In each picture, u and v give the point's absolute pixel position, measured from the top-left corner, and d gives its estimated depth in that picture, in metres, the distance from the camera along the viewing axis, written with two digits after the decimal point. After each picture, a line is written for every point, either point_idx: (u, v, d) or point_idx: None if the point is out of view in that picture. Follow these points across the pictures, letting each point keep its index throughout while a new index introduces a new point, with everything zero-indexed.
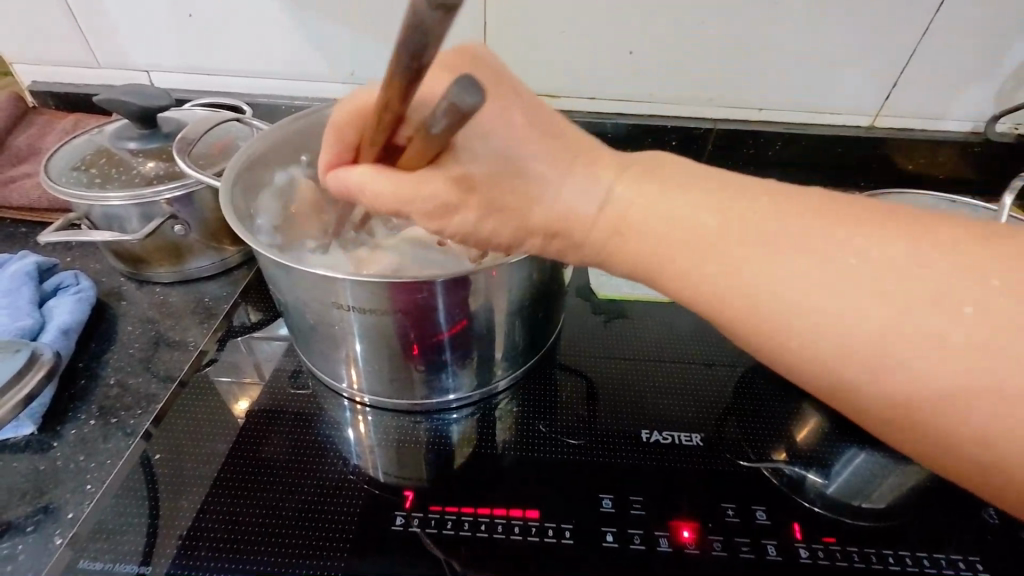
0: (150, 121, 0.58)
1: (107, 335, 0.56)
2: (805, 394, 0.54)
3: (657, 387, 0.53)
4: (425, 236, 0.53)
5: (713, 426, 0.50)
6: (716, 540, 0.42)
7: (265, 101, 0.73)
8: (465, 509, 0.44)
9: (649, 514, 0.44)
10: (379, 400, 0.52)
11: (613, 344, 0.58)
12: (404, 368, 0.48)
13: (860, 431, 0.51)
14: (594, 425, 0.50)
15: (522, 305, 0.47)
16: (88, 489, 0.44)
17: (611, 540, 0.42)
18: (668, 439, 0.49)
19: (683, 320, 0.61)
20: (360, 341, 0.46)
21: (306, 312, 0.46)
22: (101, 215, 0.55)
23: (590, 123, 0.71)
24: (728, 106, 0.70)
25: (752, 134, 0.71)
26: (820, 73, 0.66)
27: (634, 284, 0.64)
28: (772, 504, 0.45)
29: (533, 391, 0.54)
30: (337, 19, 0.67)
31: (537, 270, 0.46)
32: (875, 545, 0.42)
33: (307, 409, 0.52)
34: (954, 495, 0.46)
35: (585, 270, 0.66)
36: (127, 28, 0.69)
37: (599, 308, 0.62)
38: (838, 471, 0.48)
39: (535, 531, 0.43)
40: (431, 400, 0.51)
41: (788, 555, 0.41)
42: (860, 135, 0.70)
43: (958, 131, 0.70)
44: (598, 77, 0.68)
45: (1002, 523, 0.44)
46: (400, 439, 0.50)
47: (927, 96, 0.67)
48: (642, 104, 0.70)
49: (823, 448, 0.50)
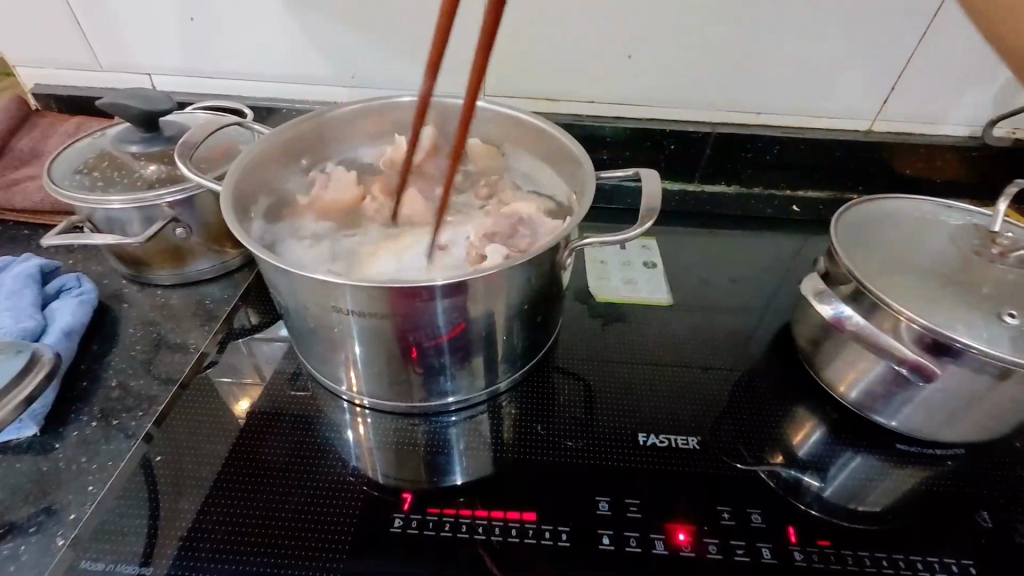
0: (152, 125, 0.58)
1: (109, 337, 0.56)
2: (801, 398, 0.54)
3: (655, 390, 0.54)
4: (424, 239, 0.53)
5: (710, 429, 0.51)
6: (712, 542, 0.42)
7: (266, 104, 0.73)
8: (462, 512, 0.44)
9: (645, 516, 0.44)
10: (378, 403, 0.52)
11: (610, 347, 0.58)
12: (402, 371, 0.49)
13: (856, 435, 0.51)
14: (591, 427, 0.51)
15: (520, 308, 0.48)
16: (90, 490, 0.45)
17: (607, 543, 0.42)
18: (666, 442, 0.49)
19: (681, 323, 0.61)
20: (360, 345, 0.47)
21: (306, 315, 0.47)
22: (104, 218, 0.56)
23: (588, 127, 0.71)
24: (727, 110, 0.70)
25: (751, 138, 0.71)
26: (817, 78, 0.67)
27: (632, 287, 0.65)
28: (768, 507, 0.45)
29: (532, 394, 0.54)
30: (338, 23, 0.67)
31: (534, 274, 0.46)
32: (870, 548, 0.43)
33: (307, 411, 0.53)
34: (948, 498, 0.47)
35: (584, 273, 0.66)
36: (130, 32, 0.70)
37: (598, 311, 0.62)
38: (834, 474, 0.48)
39: (532, 533, 0.43)
40: (429, 403, 0.52)
41: (784, 557, 0.42)
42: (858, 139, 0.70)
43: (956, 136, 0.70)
44: (598, 81, 0.69)
45: (995, 527, 0.44)
46: (398, 441, 0.51)
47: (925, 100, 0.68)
48: (642, 108, 0.71)
49: (819, 451, 0.50)
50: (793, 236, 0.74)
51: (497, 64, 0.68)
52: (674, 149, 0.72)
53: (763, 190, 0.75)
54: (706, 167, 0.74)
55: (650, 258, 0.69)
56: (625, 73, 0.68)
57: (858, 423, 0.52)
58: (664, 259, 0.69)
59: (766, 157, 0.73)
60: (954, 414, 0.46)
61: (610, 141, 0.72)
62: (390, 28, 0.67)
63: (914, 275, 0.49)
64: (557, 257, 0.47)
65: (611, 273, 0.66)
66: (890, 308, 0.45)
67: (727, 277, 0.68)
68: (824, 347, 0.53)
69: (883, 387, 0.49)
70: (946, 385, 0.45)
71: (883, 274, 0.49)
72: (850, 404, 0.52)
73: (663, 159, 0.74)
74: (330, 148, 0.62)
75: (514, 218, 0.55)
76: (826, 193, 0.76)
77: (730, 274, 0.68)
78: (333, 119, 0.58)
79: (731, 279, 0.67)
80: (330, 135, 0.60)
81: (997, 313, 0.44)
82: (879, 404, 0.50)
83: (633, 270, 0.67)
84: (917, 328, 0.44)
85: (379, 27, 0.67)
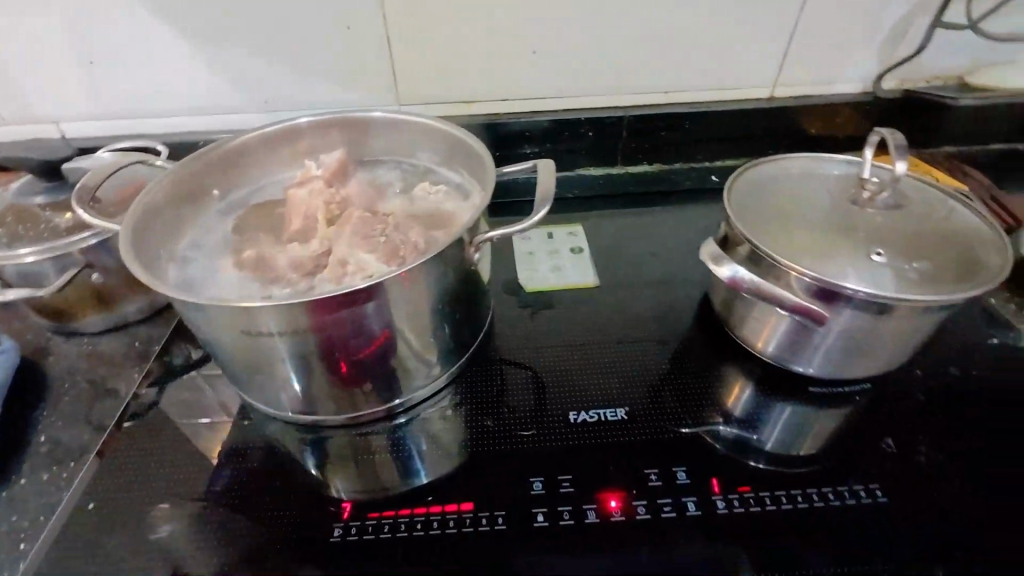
0: (55, 174, 0.57)
1: (35, 393, 0.55)
2: (726, 359, 0.57)
3: (585, 369, 0.56)
4: (344, 241, 0.51)
5: (636, 399, 0.53)
6: (641, 504, 0.44)
7: (181, 137, 0.73)
8: (400, 512, 0.45)
9: (578, 490, 0.45)
10: (325, 419, 0.52)
11: (543, 335, 0.60)
12: (334, 386, 0.49)
13: (775, 387, 0.54)
14: (526, 414, 0.52)
15: (440, 309, 0.49)
16: (22, 547, 0.45)
17: (542, 520, 0.44)
18: (595, 417, 0.51)
19: (610, 303, 0.63)
20: (290, 364, 0.47)
21: (227, 344, 0.47)
22: (14, 273, 0.55)
23: (509, 124, 0.74)
24: (634, 94, 0.74)
25: (662, 117, 0.75)
26: (711, 55, 0.72)
27: (560, 274, 0.66)
28: (692, 463, 0.47)
29: (470, 389, 0.56)
30: (243, 50, 0.67)
31: (448, 273, 0.47)
32: (786, 487, 0.45)
33: (251, 436, 0.53)
34: (856, 430, 0.50)
35: (513, 266, 0.68)
36: (30, 83, 0.68)
37: (530, 300, 0.64)
38: (761, 423, 0.51)
39: (469, 522, 0.44)
40: (375, 410, 0.52)
41: (707, 507, 0.44)
42: (761, 106, 0.76)
43: (851, 92, 0.77)
44: (509, 79, 0.72)
45: (898, 451, 0.47)
46: (348, 452, 0.51)
47: (815, 63, 0.74)
48: (557, 101, 0.74)
49: (745, 405, 0.53)
50: (714, 204, 0.78)
51: (408, 73, 0.70)
52: (592, 136, 0.76)
53: (681, 165, 0.80)
54: (625, 150, 0.78)
55: (576, 245, 0.71)
56: (536, 68, 0.71)
57: (778, 376, 0.55)
58: (590, 243, 0.71)
59: (681, 133, 0.77)
60: (854, 354, 0.49)
61: (530, 134, 0.75)
62: (294, 49, 0.67)
63: (802, 229, 0.50)
64: (466, 253, 0.48)
65: (539, 263, 0.68)
66: (782, 265, 0.46)
67: (652, 253, 0.70)
68: (734, 308, 0.55)
69: (791, 338, 0.51)
70: (840, 326, 0.47)
71: (776, 233, 0.50)
72: (769, 359, 0.54)
73: (583, 147, 0.77)
74: (243, 176, 0.61)
75: (432, 215, 0.55)
76: (740, 160, 0.80)
77: (654, 249, 0.71)
78: (240, 146, 0.58)
79: (655, 254, 0.70)
80: (241, 163, 0.60)
81: (866, 252, 0.48)
82: (792, 354, 0.52)
83: (560, 258, 0.69)
84: (807, 281, 0.46)
85: (288, 49, 0.68)
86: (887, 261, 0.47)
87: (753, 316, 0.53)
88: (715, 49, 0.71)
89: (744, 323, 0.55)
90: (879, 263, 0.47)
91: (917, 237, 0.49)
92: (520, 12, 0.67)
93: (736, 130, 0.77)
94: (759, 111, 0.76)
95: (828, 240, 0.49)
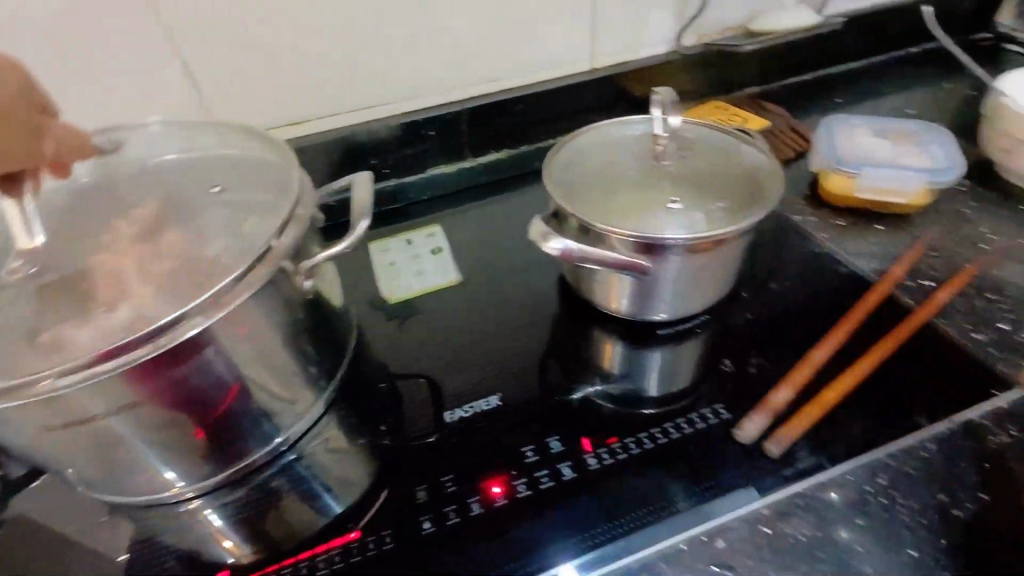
0: None
1: None
2: (592, 323, 0.60)
3: (459, 367, 0.57)
4: None
5: (511, 383, 0.55)
6: (521, 482, 0.46)
7: None
8: (284, 563, 0.44)
9: (460, 486, 0.46)
10: (203, 484, 0.48)
11: (415, 343, 0.60)
12: (196, 452, 0.46)
13: (635, 338, 0.58)
14: (406, 425, 0.52)
15: (289, 347, 0.47)
16: None
17: (429, 527, 0.44)
18: (471, 410, 0.52)
19: (478, 296, 0.64)
20: (138, 443, 0.43)
21: (47, 446, 0.42)
22: None
23: (346, 139, 0.71)
24: (464, 87, 0.75)
25: (498, 105, 0.76)
26: (526, 37, 0.74)
27: (420, 279, 0.67)
28: (563, 429, 0.49)
29: (350, 414, 0.55)
30: None
31: (288, 310, 0.46)
32: (646, 428, 0.49)
33: (119, 525, 0.48)
34: (702, 360, 0.55)
35: (373, 278, 0.67)
36: None
37: (400, 312, 0.63)
38: (634, 371, 0.55)
39: (356, 550, 0.44)
40: (254, 456, 0.50)
41: (580, 467, 0.46)
42: (585, 79, 0.80)
43: (661, 53, 0.83)
44: (334, 92, 0.69)
45: (735, 370, 0.53)
46: (239, 511, 0.48)
47: (621, 31, 0.79)
48: (390, 106, 0.73)
49: (618, 362, 0.56)
50: None
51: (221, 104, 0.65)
52: (434, 137, 0.76)
53: (529, 149, 0.82)
54: (471, 142, 0.78)
55: (435, 245, 0.71)
56: (358, 76, 0.69)
57: (637, 328, 0.59)
58: (450, 241, 0.72)
59: (519, 117, 0.79)
60: (689, 294, 0.54)
61: (372, 145, 0.73)
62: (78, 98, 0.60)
63: (616, 194, 0.54)
64: (299, 286, 0.46)
65: (402, 272, 0.68)
66: (609, 232, 0.50)
67: (513, 238, 0.72)
68: (581, 277, 0.58)
69: (636, 294, 0.55)
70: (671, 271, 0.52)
71: (593, 202, 0.53)
72: (626, 316, 0.58)
73: (429, 148, 0.76)
74: None
75: None
76: None
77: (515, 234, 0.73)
78: None
79: (516, 238, 0.72)
80: None
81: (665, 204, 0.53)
82: (643, 307, 0.56)
83: (420, 262, 0.69)
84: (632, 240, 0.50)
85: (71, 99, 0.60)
86: (681, 207, 0.52)
87: (600, 282, 0.56)
88: (527, 31, 0.74)
89: (593, 289, 0.58)
90: (676, 210, 0.52)
91: (708, 177, 0.55)
92: (325, 22, 0.65)
93: (568, 106, 0.81)
94: (585, 84, 0.80)
95: (637, 200, 0.53)
